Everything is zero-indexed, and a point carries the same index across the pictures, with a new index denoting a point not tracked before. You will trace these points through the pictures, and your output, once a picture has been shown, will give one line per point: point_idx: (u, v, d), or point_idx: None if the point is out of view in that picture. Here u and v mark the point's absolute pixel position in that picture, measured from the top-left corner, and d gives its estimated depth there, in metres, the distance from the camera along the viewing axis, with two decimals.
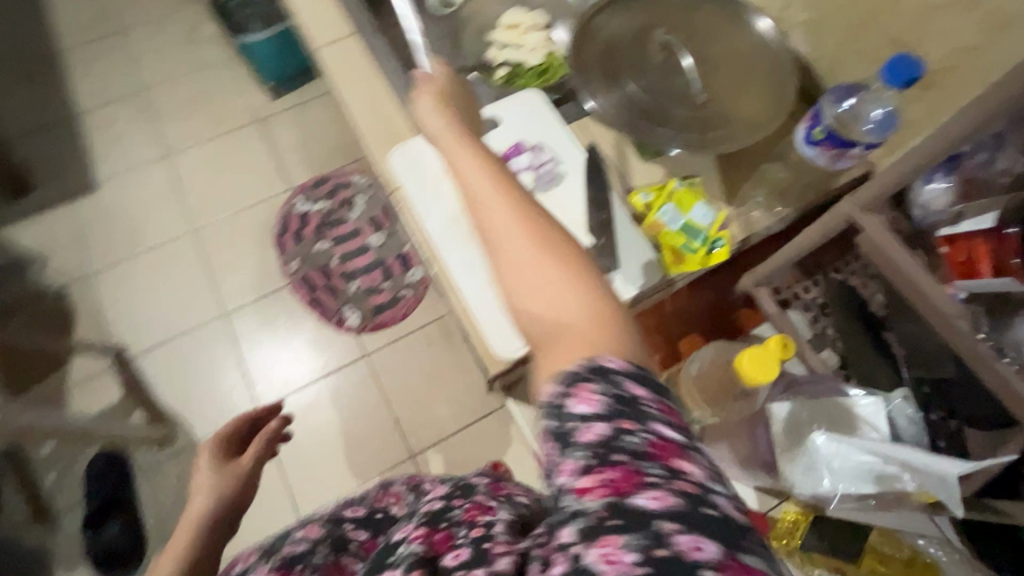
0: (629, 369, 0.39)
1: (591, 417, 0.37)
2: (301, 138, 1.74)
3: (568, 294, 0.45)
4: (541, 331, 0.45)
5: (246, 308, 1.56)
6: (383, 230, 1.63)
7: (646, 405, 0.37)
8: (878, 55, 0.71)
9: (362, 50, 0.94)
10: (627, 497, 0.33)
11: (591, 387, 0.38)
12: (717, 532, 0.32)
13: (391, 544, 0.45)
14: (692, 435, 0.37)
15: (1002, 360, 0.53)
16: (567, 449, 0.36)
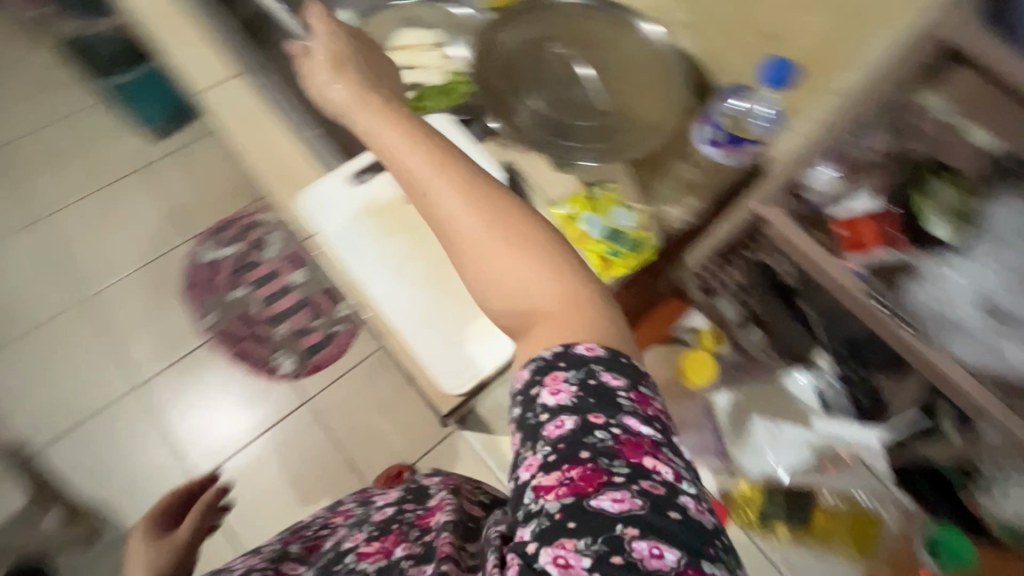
0: (606, 359, 0.39)
1: (562, 410, 0.37)
2: (197, 182, 1.61)
3: (538, 282, 0.45)
4: (519, 315, 0.45)
5: (162, 375, 1.43)
6: (305, 267, 1.55)
7: (621, 400, 0.37)
8: (755, 52, 0.76)
9: (248, 89, 0.87)
10: (589, 497, 0.34)
11: (560, 377, 0.38)
12: (678, 538, 0.32)
13: (338, 551, 0.46)
14: (668, 435, 0.37)
15: (900, 323, 0.59)
16: (535, 441, 0.37)
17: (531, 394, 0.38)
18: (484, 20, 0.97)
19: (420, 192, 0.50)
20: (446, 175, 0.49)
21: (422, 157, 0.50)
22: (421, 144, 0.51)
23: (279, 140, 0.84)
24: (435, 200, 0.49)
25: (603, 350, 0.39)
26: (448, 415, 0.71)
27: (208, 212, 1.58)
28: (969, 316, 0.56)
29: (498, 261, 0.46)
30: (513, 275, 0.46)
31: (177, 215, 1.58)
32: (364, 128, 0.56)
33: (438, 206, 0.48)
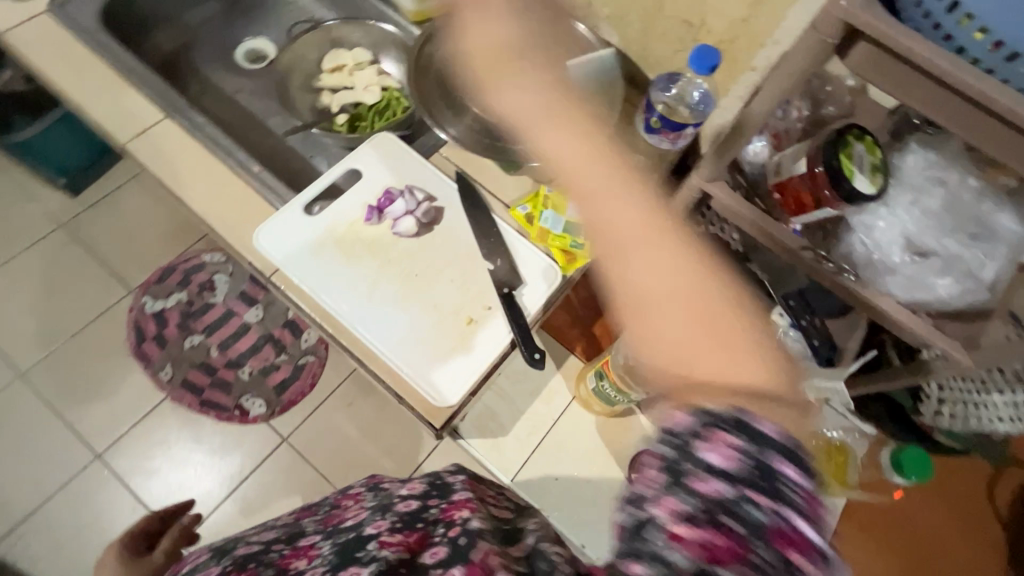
0: (790, 450, 0.34)
1: (722, 474, 0.33)
2: (129, 231, 1.56)
3: (705, 345, 0.41)
4: (667, 369, 0.41)
5: (125, 439, 1.37)
6: (259, 303, 1.52)
7: (792, 495, 0.33)
8: (677, 38, 0.80)
9: (176, 132, 0.84)
10: (721, 566, 0.32)
11: (730, 442, 0.34)
12: None
13: (361, 537, 0.49)
14: (830, 553, 0.33)
15: (845, 273, 0.63)
16: (679, 488, 0.33)
17: (683, 437, 0.35)
18: (410, 31, 0.97)
19: (602, 227, 0.47)
20: (641, 229, 0.46)
21: (613, 193, 0.48)
22: (623, 189, 0.48)
23: (223, 180, 0.82)
24: (616, 237, 0.46)
25: (781, 434, 0.34)
26: (442, 430, 0.72)
27: (146, 262, 1.54)
28: (897, 257, 0.62)
29: (656, 316, 0.42)
30: (668, 332, 0.42)
31: (112, 268, 1.52)
32: (541, 142, 0.53)
33: (615, 245, 0.46)
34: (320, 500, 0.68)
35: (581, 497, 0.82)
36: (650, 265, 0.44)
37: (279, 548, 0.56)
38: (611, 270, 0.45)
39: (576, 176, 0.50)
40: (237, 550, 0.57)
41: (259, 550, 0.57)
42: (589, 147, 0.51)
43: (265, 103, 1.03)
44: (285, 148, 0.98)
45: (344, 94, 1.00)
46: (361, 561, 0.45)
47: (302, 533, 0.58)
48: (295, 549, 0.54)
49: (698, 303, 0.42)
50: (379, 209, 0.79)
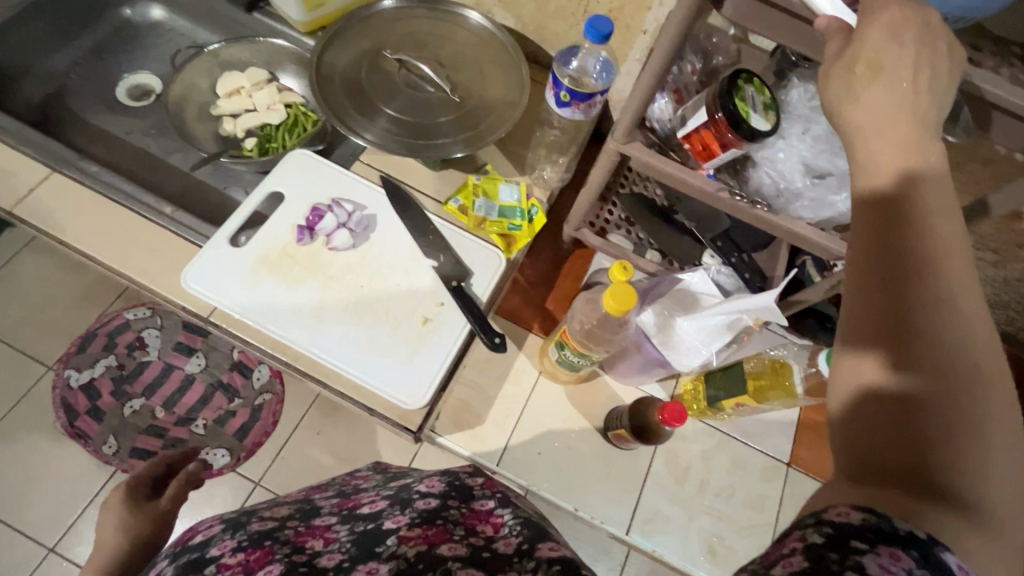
0: None
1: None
2: (35, 304, 1.44)
3: (944, 439, 0.34)
4: (868, 422, 0.36)
5: (80, 524, 1.28)
6: (199, 352, 1.44)
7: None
8: (571, 10, 0.83)
9: (67, 186, 0.78)
10: None
11: (906, 562, 0.30)
12: None
13: (381, 529, 0.51)
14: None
15: (757, 207, 0.68)
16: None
17: (854, 543, 0.32)
18: (304, 44, 0.95)
19: (882, 233, 0.39)
20: (928, 258, 0.37)
21: (922, 206, 0.39)
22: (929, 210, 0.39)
23: (133, 228, 0.77)
24: (898, 258, 0.38)
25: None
26: (419, 431, 0.72)
27: (62, 334, 1.42)
28: (800, 182, 0.67)
29: (880, 361, 0.37)
30: (890, 390, 0.36)
31: (24, 348, 1.40)
32: (852, 119, 0.44)
33: (885, 263, 0.38)
34: (328, 481, 0.69)
35: (565, 462, 0.85)
36: (925, 310, 0.36)
37: (294, 525, 0.54)
38: (863, 289, 0.39)
39: (882, 172, 0.41)
40: (252, 524, 0.52)
41: (275, 526, 0.52)
42: (914, 157, 0.41)
43: (162, 140, 0.97)
44: (195, 183, 0.93)
45: (246, 118, 0.96)
46: (380, 556, 0.47)
47: (316, 512, 0.57)
48: (310, 528, 0.53)
49: (961, 390, 0.34)
50: (309, 227, 0.78)
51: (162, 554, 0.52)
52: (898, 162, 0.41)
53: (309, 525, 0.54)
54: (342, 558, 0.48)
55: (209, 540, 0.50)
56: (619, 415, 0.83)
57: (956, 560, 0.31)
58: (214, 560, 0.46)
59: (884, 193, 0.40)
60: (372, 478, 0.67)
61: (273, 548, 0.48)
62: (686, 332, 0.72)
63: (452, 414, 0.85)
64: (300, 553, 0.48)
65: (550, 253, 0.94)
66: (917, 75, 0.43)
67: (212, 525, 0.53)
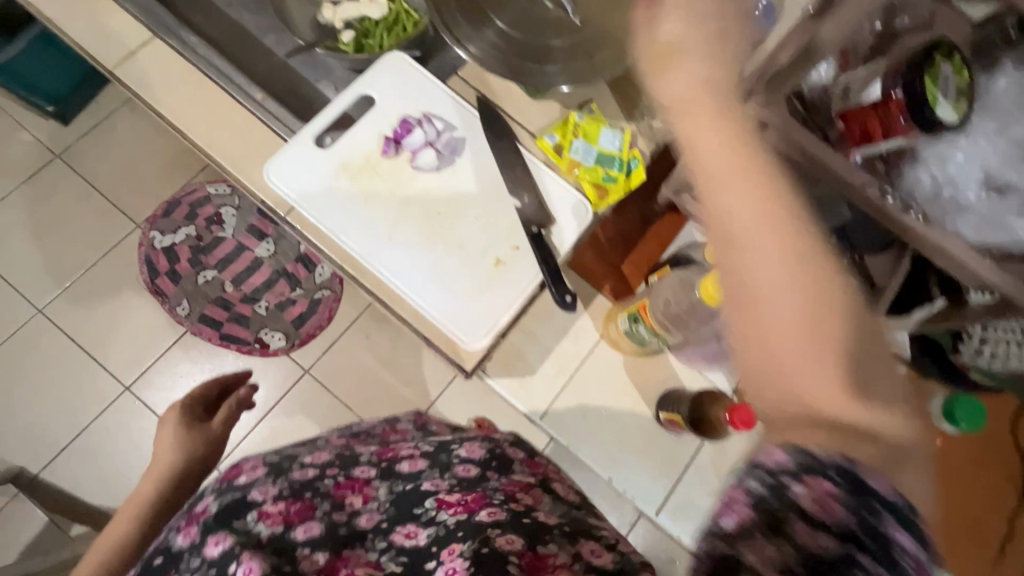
0: (893, 508, 0.32)
1: (818, 521, 0.33)
2: (127, 162, 1.51)
3: (904, 422, 0.34)
4: (858, 453, 0.33)
5: (151, 371, 1.41)
6: (269, 237, 1.49)
7: (899, 558, 0.32)
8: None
9: (164, 53, 0.76)
10: None
11: (827, 485, 0.33)
12: None
13: (420, 491, 0.53)
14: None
15: (909, 213, 0.55)
16: (775, 525, 0.33)
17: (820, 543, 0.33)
18: None
19: None
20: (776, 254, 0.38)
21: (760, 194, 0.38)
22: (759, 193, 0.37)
23: (222, 109, 0.75)
24: None
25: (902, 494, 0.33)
26: (471, 371, 0.71)
27: (149, 195, 1.50)
28: (972, 194, 0.55)
29: None
30: None
31: (116, 203, 1.49)
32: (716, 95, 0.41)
33: (799, 242, 0.34)
34: (366, 428, 0.68)
35: (608, 429, 0.83)
36: None
37: (333, 473, 0.54)
38: None
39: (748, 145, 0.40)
40: (292, 471, 0.52)
41: (315, 475, 0.53)
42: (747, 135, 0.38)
43: (258, 18, 0.93)
44: (286, 71, 0.89)
45: (347, 7, 0.90)
46: (419, 519, 0.50)
47: (356, 460, 0.57)
48: (350, 479, 0.54)
49: None
50: (396, 140, 0.74)
51: (206, 487, 0.52)
52: (729, 124, 0.37)
53: (347, 476, 0.54)
54: (381, 519, 0.51)
55: (251, 483, 0.49)
56: (677, 400, 0.78)
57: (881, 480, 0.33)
58: (256, 505, 0.47)
59: (728, 177, 0.36)
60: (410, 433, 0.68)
61: (314, 503, 0.49)
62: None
63: (504, 360, 0.84)
64: (340, 512, 0.50)
65: (640, 211, 0.83)
66: (711, 49, 0.38)
67: (255, 463, 0.53)
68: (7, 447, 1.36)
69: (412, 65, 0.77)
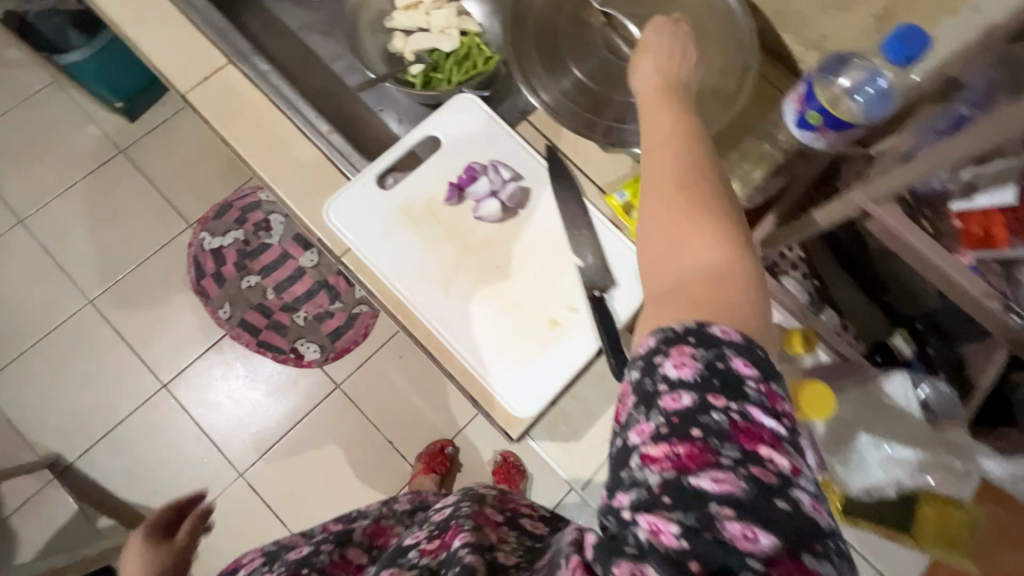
0: (741, 343, 0.35)
1: (681, 383, 0.34)
2: (185, 162, 1.54)
3: (750, 275, 0.40)
4: (699, 292, 0.39)
5: (188, 371, 1.43)
6: (314, 248, 1.50)
7: (748, 388, 0.34)
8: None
9: (235, 80, 0.76)
10: (690, 475, 0.31)
11: (687, 348, 0.35)
12: (781, 527, 0.30)
13: (402, 546, 0.51)
14: (794, 430, 0.34)
15: None
16: (648, 407, 0.34)
17: None
18: None
19: None
20: None
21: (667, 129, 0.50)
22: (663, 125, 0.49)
23: (287, 141, 0.74)
24: None
25: (740, 331, 0.36)
26: (516, 439, 0.67)
27: (203, 196, 1.52)
28: None
29: None
30: None
31: (171, 201, 1.52)
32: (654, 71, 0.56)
33: (687, 145, 0.46)
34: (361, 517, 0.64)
35: None
36: None
37: (327, 548, 0.53)
38: None
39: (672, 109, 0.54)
40: (287, 553, 0.51)
41: (311, 551, 0.51)
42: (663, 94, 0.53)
43: (329, 43, 0.92)
44: (352, 99, 0.88)
45: (418, 38, 0.89)
46: (400, 565, 0.48)
47: (349, 537, 0.55)
48: (345, 559, 0.52)
49: None
50: (460, 188, 0.71)
51: None
52: (657, 83, 0.53)
53: (342, 556, 0.53)
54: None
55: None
56: None
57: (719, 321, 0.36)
58: None
59: (650, 111, 0.50)
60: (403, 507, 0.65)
61: None
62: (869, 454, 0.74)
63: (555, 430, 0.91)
64: None
65: None
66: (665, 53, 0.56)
67: (253, 554, 0.52)
68: (46, 431, 1.39)
69: (482, 108, 0.74)
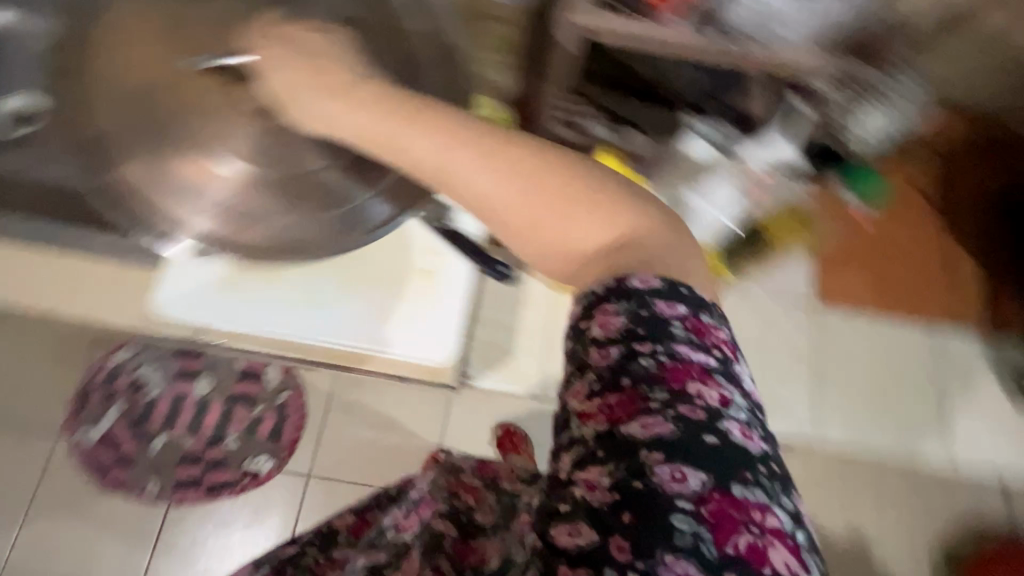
0: (658, 291, 0.54)
1: (612, 342, 0.54)
2: (10, 377, 1.35)
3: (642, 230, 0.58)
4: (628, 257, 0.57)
5: (152, 565, 1.29)
6: (203, 373, 1.40)
7: (673, 330, 0.53)
8: None
9: None
10: (622, 423, 0.52)
11: (610, 309, 0.54)
12: (701, 464, 0.50)
13: (385, 524, 0.78)
14: (721, 367, 0.54)
15: None
16: (589, 368, 0.55)
17: None
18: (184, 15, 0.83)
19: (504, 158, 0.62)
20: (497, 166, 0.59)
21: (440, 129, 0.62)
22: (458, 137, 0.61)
23: None
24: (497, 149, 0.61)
25: (657, 280, 0.54)
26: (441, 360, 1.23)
27: (56, 397, 1.36)
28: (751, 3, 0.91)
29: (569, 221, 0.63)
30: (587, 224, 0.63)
31: (22, 423, 1.34)
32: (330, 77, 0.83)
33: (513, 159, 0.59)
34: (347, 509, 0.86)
35: None
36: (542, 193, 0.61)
37: (316, 552, 0.77)
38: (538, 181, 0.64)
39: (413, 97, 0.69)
40: (279, 553, 0.78)
41: (298, 550, 0.78)
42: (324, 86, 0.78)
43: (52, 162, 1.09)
44: None
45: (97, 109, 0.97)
46: (383, 543, 0.76)
47: (335, 540, 0.79)
48: (329, 559, 0.76)
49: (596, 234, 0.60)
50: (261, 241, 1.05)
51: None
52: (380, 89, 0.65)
53: (331, 551, 0.77)
54: (356, 553, 0.76)
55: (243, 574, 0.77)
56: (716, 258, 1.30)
57: (638, 278, 0.54)
58: None
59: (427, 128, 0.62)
60: (376, 497, 0.86)
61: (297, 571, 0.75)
62: (719, 188, 1.15)
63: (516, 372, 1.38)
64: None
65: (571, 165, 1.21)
66: (339, 86, 0.73)
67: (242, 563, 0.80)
68: None
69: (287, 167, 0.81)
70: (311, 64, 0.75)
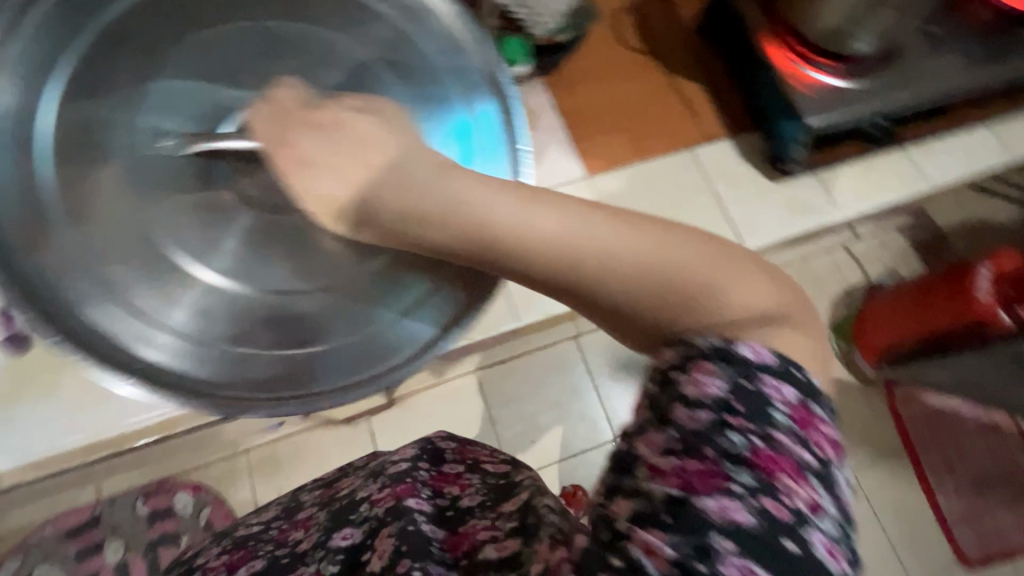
0: (772, 369, 0.42)
1: (704, 405, 0.42)
2: None
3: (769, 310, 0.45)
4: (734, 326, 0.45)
5: None
6: (107, 539, 1.29)
7: (772, 411, 0.41)
8: None
9: None
10: (698, 495, 0.39)
11: (709, 367, 0.43)
12: (774, 558, 0.38)
13: (356, 498, 0.71)
14: (821, 470, 0.41)
15: None
16: (666, 423, 0.42)
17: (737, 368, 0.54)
18: None
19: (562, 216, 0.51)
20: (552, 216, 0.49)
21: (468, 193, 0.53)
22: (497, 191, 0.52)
23: None
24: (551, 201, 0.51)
25: (771, 355, 0.43)
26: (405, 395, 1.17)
27: None
28: None
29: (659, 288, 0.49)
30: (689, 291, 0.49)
31: None
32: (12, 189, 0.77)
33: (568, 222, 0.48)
34: (321, 480, 0.88)
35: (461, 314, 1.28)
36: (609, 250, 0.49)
37: (280, 525, 0.77)
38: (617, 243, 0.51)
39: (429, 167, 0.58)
40: (237, 531, 0.78)
41: (260, 528, 0.77)
42: None
43: None
44: None
45: None
46: (352, 523, 0.66)
47: (299, 508, 0.80)
48: (291, 524, 0.76)
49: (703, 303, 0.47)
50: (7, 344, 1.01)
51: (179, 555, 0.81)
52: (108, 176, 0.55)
53: (290, 521, 0.77)
54: (321, 531, 0.69)
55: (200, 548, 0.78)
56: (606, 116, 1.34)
57: (749, 345, 0.43)
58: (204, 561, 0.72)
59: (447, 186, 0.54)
60: (349, 469, 0.86)
61: (256, 547, 0.72)
62: None
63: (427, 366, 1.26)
64: (282, 546, 0.71)
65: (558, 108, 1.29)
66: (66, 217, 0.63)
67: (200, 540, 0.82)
68: None
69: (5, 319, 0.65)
70: (379, 162, 0.58)
